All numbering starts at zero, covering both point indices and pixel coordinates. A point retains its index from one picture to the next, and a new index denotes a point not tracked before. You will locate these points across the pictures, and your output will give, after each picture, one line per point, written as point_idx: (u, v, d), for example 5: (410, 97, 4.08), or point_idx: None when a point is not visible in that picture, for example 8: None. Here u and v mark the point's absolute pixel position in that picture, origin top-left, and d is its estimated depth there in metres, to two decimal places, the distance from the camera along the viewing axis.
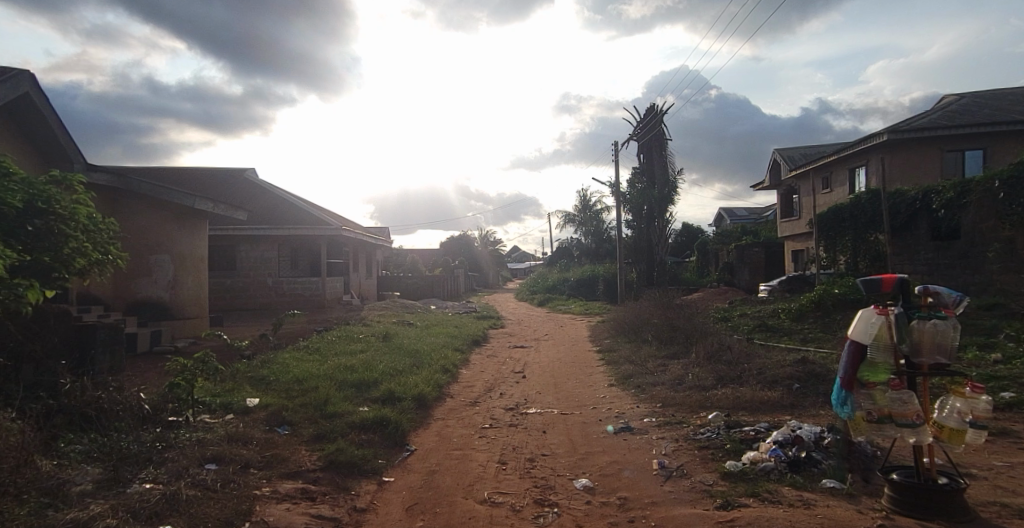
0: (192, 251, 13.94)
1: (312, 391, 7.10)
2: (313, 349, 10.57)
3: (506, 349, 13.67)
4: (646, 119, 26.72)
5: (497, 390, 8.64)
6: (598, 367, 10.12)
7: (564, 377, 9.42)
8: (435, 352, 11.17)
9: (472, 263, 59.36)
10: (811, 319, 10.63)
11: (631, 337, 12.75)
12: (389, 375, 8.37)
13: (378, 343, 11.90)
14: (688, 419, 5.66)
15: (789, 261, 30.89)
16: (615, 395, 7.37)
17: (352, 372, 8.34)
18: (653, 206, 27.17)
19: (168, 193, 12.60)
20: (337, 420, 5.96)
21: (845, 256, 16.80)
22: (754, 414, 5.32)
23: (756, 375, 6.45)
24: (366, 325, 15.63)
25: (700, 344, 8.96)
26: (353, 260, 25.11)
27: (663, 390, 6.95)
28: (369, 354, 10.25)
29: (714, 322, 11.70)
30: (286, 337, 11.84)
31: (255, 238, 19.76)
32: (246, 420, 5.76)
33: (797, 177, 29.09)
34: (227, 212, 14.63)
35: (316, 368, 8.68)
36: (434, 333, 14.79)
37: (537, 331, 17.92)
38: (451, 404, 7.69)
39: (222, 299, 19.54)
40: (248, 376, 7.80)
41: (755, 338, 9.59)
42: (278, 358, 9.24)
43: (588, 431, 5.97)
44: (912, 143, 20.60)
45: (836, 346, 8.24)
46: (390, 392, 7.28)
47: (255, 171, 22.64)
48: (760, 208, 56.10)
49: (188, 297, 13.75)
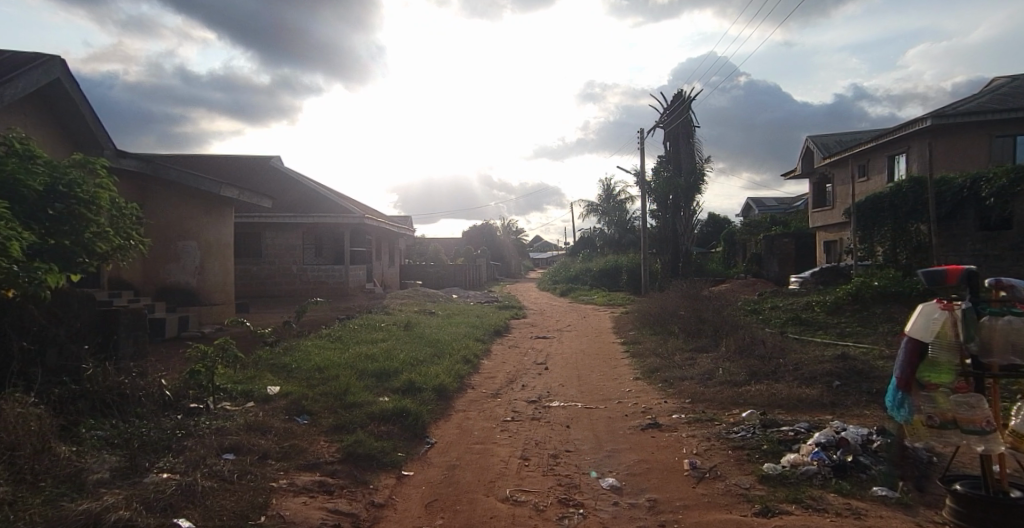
0: (219, 238, 14.04)
1: (332, 380, 7.02)
2: (336, 337, 10.54)
3: (528, 339, 13.50)
4: (673, 105, 26.07)
5: (519, 382, 8.47)
6: (623, 359, 9.87)
7: (588, 369, 9.20)
8: (457, 342, 11.04)
9: (494, 252, 59.29)
10: (848, 312, 10.22)
11: (656, 329, 12.46)
12: (410, 365, 8.26)
13: (399, 332, 11.83)
14: (720, 417, 5.40)
15: (820, 252, 30.05)
16: (641, 389, 7.13)
17: (373, 361, 8.26)
18: (680, 195, 26.58)
19: (195, 180, 12.67)
20: (356, 411, 5.84)
21: (882, 247, 16.17)
22: (792, 413, 5.03)
23: (792, 371, 6.14)
24: (388, 314, 15.63)
25: (732, 337, 8.65)
26: (376, 249, 25.17)
27: (691, 385, 6.69)
28: (390, 343, 10.17)
29: (744, 315, 11.34)
30: (309, 324, 11.84)
31: (279, 225, 19.89)
32: (266, 408, 5.67)
33: (830, 165, 28.17)
34: (254, 199, 14.70)
35: (337, 356, 8.61)
36: (456, 322, 14.70)
37: (560, 321, 17.71)
38: (472, 395, 7.55)
39: (248, 287, 19.76)
40: (269, 363, 7.75)
41: (788, 332, 9.23)
42: (300, 345, 9.21)
43: (614, 426, 5.75)
44: (958, 128, 19.85)
45: (876, 341, 7.85)
46: (411, 382, 7.16)
47: (280, 159, 22.76)
48: (789, 198, 54.74)
49: (215, 284, 13.85)
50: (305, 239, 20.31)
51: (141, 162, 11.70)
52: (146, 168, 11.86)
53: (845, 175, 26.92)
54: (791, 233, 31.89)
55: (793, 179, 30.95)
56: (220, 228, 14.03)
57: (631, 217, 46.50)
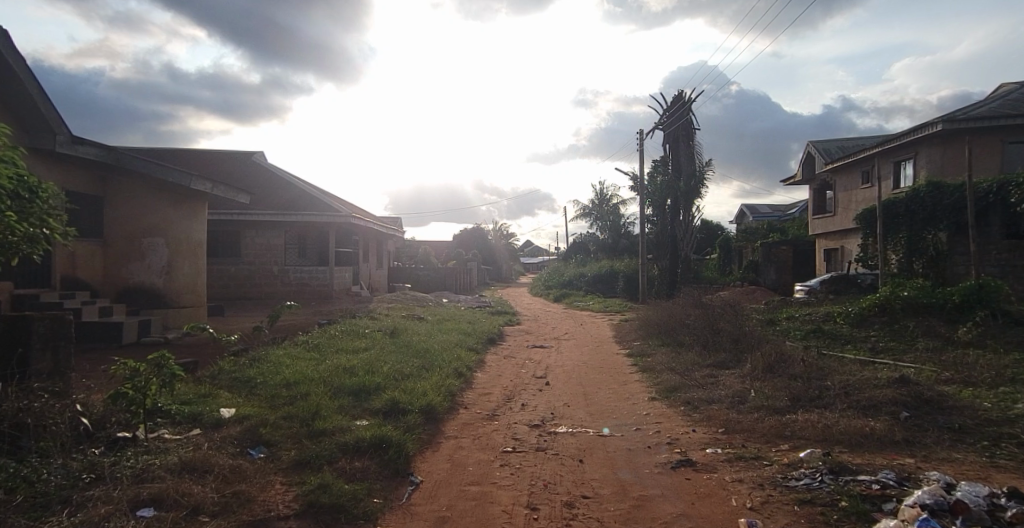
0: (190, 236, 12.95)
1: (301, 399, 6.00)
2: (313, 346, 9.51)
3: (524, 349, 12.55)
4: (673, 107, 25.37)
5: (517, 400, 7.48)
6: (631, 374, 8.92)
7: (594, 386, 8.24)
8: (447, 352, 10.06)
9: (486, 256, 58.32)
10: (876, 325, 9.37)
11: (663, 339, 11.55)
12: (394, 380, 7.25)
13: (385, 340, 10.82)
14: (767, 455, 4.44)
15: (820, 260, 29.39)
16: (661, 414, 6.16)
17: (352, 375, 7.27)
18: (679, 199, 25.81)
19: (165, 172, 11.63)
20: (325, 441, 4.82)
21: (897, 254, 15.40)
22: (860, 453, 4.08)
23: (843, 397, 5.21)
24: (374, 319, 14.58)
25: (756, 351, 7.73)
26: (363, 250, 24.10)
27: (720, 410, 5.75)
28: (374, 353, 9.16)
29: (760, 325, 10.46)
30: (285, 331, 10.80)
31: (260, 224, 18.80)
32: (213, 436, 4.62)
33: (832, 171, 27.54)
34: (230, 193, 13.68)
35: (312, 368, 7.59)
36: (446, 329, 13.70)
37: (556, 328, 16.75)
38: (466, 417, 6.56)
39: (226, 288, 18.67)
40: (230, 378, 6.71)
41: (816, 346, 8.33)
42: (270, 355, 8.18)
43: (637, 463, 4.76)
44: (969, 133, 19.24)
45: (922, 357, 6.98)
46: (394, 403, 6.17)
47: (263, 154, 21.66)
48: (783, 205, 54.29)
49: (185, 285, 12.76)
50: (288, 238, 19.23)
51: (100, 150, 10.66)
52: (107, 158, 10.83)
53: (847, 182, 26.29)
54: (790, 240, 31.25)
55: (793, 185, 30.32)
56: (192, 224, 12.97)
57: (625, 222, 45.78)
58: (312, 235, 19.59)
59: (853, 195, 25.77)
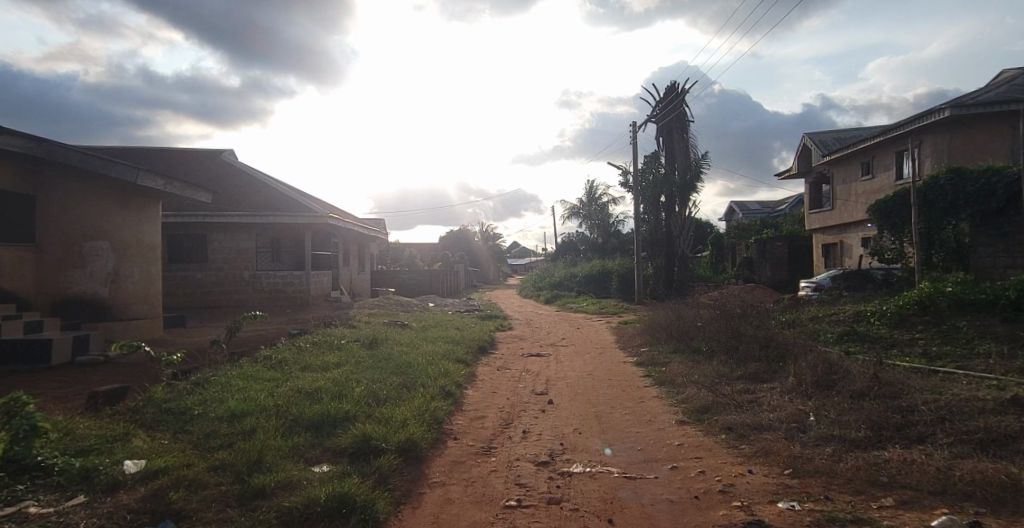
0: (141, 239, 11.52)
1: (244, 439, 4.67)
2: (275, 363, 8.15)
3: (519, 357, 11.29)
4: (666, 98, 24.36)
5: (518, 428, 6.19)
6: (646, 387, 7.71)
7: (606, 405, 7.01)
8: (432, 366, 8.75)
9: (473, 259, 56.93)
10: (917, 324, 8.30)
11: (674, 343, 10.39)
12: (367, 406, 5.97)
13: (361, 353, 9.50)
14: (871, 517, 3.17)
15: (818, 256, 28.54)
16: (699, 446, 4.92)
17: (318, 401, 5.96)
18: (673, 194, 24.77)
19: (107, 166, 10.24)
20: (261, 509, 3.49)
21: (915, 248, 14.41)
22: (1017, 522, 2.87)
23: (944, 425, 4.01)
24: (352, 328, 13.24)
25: (797, 360, 6.57)
26: (344, 253, 22.71)
27: (776, 440, 4.53)
28: (346, 370, 7.84)
29: (784, 326, 9.34)
30: (245, 345, 9.42)
31: (228, 226, 17.34)
32: (96, 509, 3.28)
33: (829, 163, 26.68)
34: (185, 192, 12.26)
35: (269, 394, 6.27)
36: (431, 338, 12.38)
37: (551, 333, 15.49)
38: (456, 454, 5.27)
39: (191, 297, 17.19)
40: (159, 411, 5.35)
41: (860, 352, 7.21)
42: (219, 376, 6.84)
43: (687, 523, 3.50)
44: (978, 119, 18.45)
45: (999, 365, 5.86)
46: (365, 439, 4.89)
47: (232, 153, 20.19)
48: (772, 201, 53.66)
49: (135, 294, 11.36)
50: (260, 242, 17.79)
51: (28, 141, 9.34)
52: (36, 149, 9.46)
53: (846, 174, 25.42)
54: (785, 236, 30.36)
55: (789, 179, 29.43)
56: (142, 225, 11.59)
57: (615, 221, 44.74)
58: (285, 238, 18.14)
59: (852, 187, 24.91)
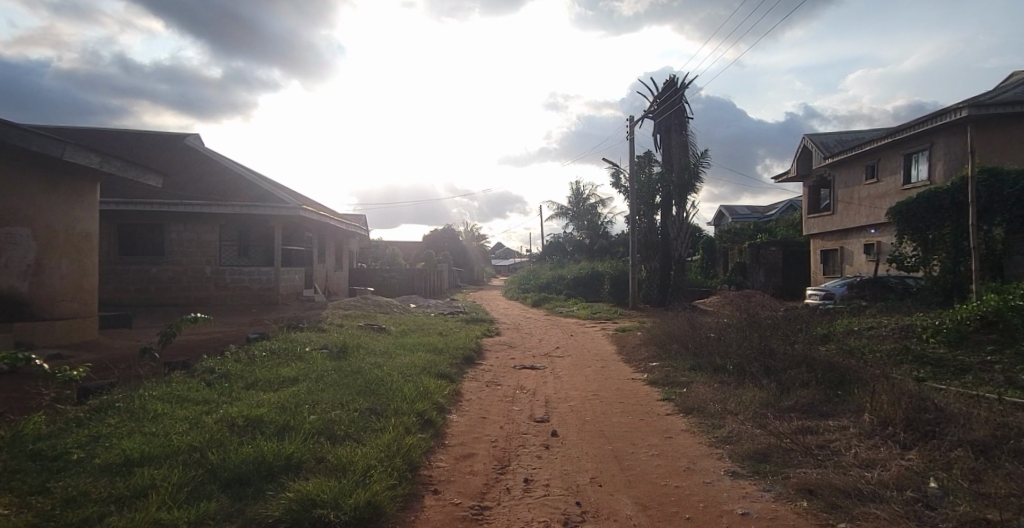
0: (70, 226, 9.81)
1: (124, 509, 3.13)
2: (215, 378, 6.54)
3: (511, 370, 9.86)
4: (666, 93, 23.08)
5: (517, 476, 4.73)
6: (671, 417, 6.32)
7: (624, 442, 5.58)
8: (410, 383, 7.26)
9: (457, 258, 55.39)
10: (984, 347, 7.07)
11: (689, 358, 9.05)
12: (319, 447, 4.46)
13: (326, 365, 7.96)
14: None
15: (815, 262, 27.59)
16: (779, 519, 3.49)
17: (251, 436, 4.41)
18: (671, 193, 23.49)
19: (27, 139, 8.44)
20: None
21: (940, 256, 13.33)
22: None
23: None
24: (321, 332, 11.71)
25: (869, 390, 5.24)
26: (319, 249, 21.10)
27: (900, 521, 3.11)
28: (303, 390, 6.32)
29: (820, 341, 8.05)
30: (185, 353, 7.79)
31: (190, 216, 15.64)
32: None
33: (830, 167, 25.74)
34: (131, 173, 10.59)
35: (189, 425, 4.68)
36: (411, 345, 10.86)
37: (543, 341, 14.08)
38: (434, 521, 3.78)
39: (144, 293, 15.43)
40: (18, 457, 3.74)
41: (932, 381, 5.92)
42: (132, 397, 5.17)
43: None
44: (997, 120, 17.48)
45: None
46: (306, 507, 3.38)
47: (197, 137, 18.43)
48: (762, 207, 53.03)
49: (61, 288, 9.66)
50: (225, 234, 16.13)
51: None
52: None
53: (848, 178, 24.44)
54: (781, 241, 29.39)
55: (787, 182, 28.45)
56: (73, 210, 9.87)
57: (604, 223, 43.49)
58: (253, 230, 16.48)
59: (855, 191, 23.95)
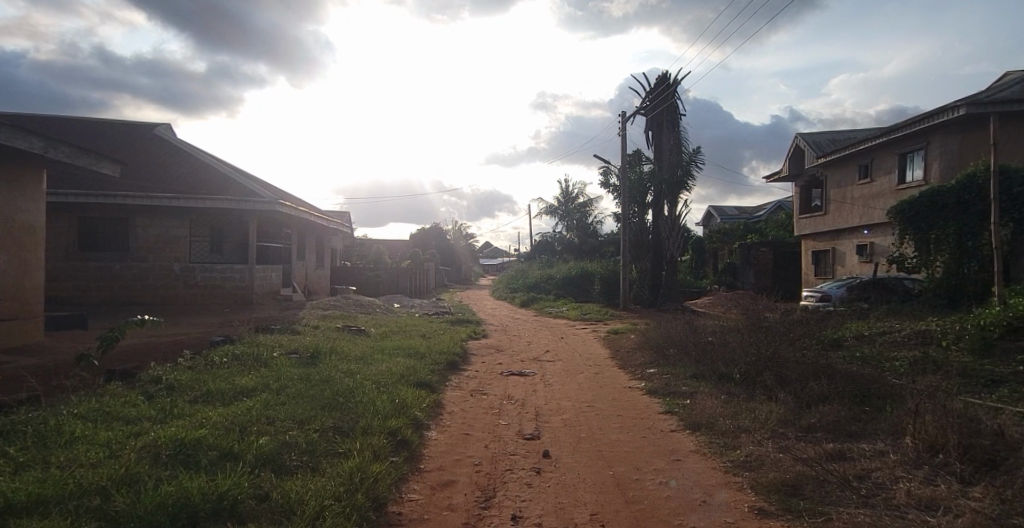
0: (11, 217, 8.90)
1: None
2: (159, 390, 5.73)
3: (498, 377, 9.13)
4: (658, 89, 22.47)
5: (503, 511, 3.97)
6: (677, 435, 5.60)
7: (626, 466, 4.85)
8: (384, 395, 6.49)
9: (444, 257, 54.55)
10: (1013, 356, 6.46)
11: (690, 365, 8.38)
12: (261, 481, 3.68)
13: (292, 373, 7.17)
14: None
15: (806, 263, 27.22)
16: None
17: (179, 468, 3.62)
18: (662, 190, 22.88)
19: None
20: None
21: (944, 257, 12.79)
22: None
23: None
24: (294, 334, 10.90)
25: (907, 408, 4.57)
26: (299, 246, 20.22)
27: None
28: (258, 404, 5.52)
29: (833, 347, 7.40)
30: (134, 360, 6.97)
31: (156, 209, 14.69)
32: None
33: (822, 166, 25.33)
34: (82, 160, 9.70)
35: (107, 452, 3.85)
36: (390, 349, 10.09)
37: (533, 344, 13.34)
38: None
39: (107, 291, 14.46)
40: None
41: (967, 395, 5.28)
42: (44, 418, 4.32)
43: None
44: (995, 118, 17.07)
45: None
46: None
47: (167, 128, 17.47)
48: (750, 208, 52.83)
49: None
50: (194, 229, 15.19)
51: None
52: None
53: (841, 177, 24.01)
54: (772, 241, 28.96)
55: (779, 181, 28.02)
56: (14, 200, 8.96)
57: (594, 222, 42.92)
58: (225, 225, 15.57)
59: (848, 191, 23.52)
